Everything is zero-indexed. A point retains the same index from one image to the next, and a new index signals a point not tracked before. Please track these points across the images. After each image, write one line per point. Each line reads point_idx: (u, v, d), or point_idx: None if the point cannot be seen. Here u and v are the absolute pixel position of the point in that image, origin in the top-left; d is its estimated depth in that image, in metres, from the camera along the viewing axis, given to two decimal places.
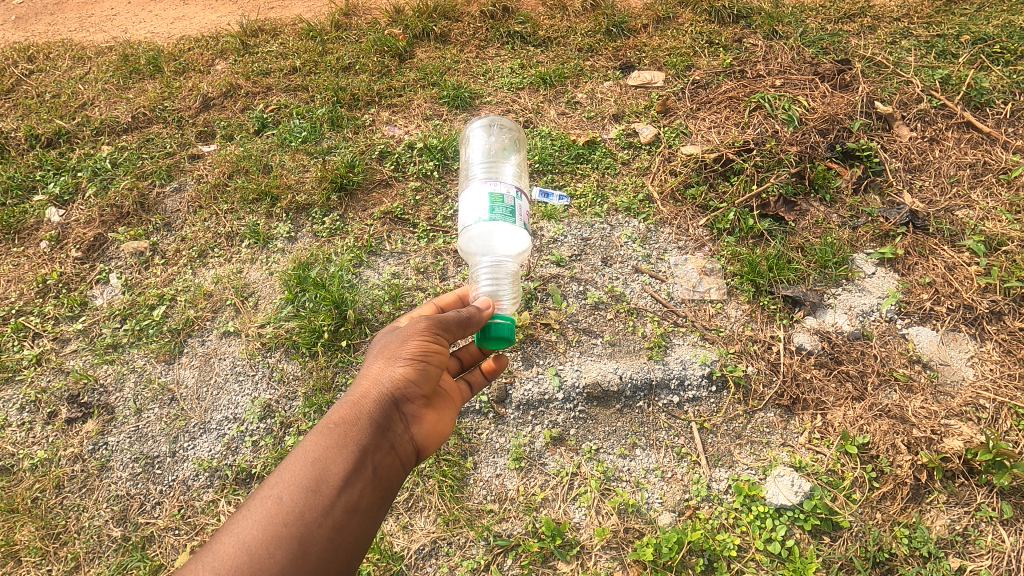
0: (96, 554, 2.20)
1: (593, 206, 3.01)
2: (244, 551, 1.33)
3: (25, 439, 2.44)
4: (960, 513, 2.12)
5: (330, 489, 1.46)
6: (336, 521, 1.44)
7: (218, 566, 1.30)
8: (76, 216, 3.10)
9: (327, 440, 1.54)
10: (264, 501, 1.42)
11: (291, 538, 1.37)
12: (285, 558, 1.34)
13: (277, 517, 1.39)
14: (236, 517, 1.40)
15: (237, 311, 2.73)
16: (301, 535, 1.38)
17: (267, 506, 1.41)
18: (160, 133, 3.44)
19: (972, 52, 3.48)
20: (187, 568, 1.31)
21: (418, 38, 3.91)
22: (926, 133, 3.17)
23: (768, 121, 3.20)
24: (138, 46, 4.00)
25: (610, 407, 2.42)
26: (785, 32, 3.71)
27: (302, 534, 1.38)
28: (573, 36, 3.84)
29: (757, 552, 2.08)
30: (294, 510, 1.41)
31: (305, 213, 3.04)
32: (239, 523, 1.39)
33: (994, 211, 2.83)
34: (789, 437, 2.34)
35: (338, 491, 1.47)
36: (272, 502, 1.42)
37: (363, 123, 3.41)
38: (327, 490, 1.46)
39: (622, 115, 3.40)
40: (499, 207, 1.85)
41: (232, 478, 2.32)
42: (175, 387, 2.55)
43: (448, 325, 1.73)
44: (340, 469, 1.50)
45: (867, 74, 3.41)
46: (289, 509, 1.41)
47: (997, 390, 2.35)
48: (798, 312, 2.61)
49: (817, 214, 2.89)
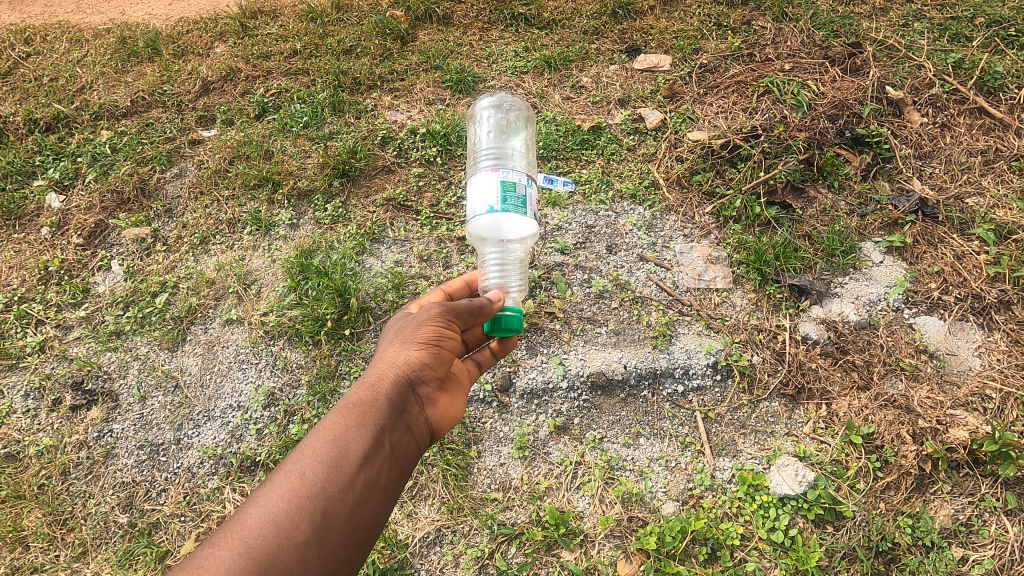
0: (103, 540, 2.21)
1: (598, 192, 2.98)
2: (269, 523, 1.32)
3: (30, 426, 2.45)
4: (964, 503, 2.12)
5: (350, 467, 1.45)
6: (356, 497, 1.43)
7: (245, 536, 1.29)
8: (77, 202, 3.08)
9: (346, 419, 1.53)
10: (287, 476, 1.41)
11: (314, 511, 1.36)
12: (309, 530, 1.34)
13: (300, 490, 1.38)
14: (259, 492, 1.39)
15: (240, 298, 2.72)
16: (323, 508, 1.37)
17: (290, 481, 1.39)
18: (160, 118, 3.40)
19: (987, 35, 3.40)
20: (211, 540, 1.29)
21: (421, 21, 3.84)
22: (937, 118, 3.12)
23: (776, 107, 3.14)
24: (135, 28, 3.94)
25: (614, 396, 2.41)
26: (795, 14, 3.63)
27: (324, 508, 1.37)
28: (577, 18, 3.77)
29: (760, 541, 2.08)
30: (317, 484, 1.40)
31: (307, 200, 3.01)
32: (263, 496, 1.37)
33: (1005, 199, 2.79)
34: (793, 427, 2.33)
35: (358, 468, 1.46)
36: (295, 477, 1.40)
37: (365, 107, 3.36)
38: (347, 467, 1.45)
39: (627, 100, 3.35)
40: (512, 197, 1.80)
41: (237, 466, 2.32)
42: (179, 375, 2.55)
43: (460, 313, 1.71)
44: (359, 446, 1.49)
45: (879, 58, 3.34)
46: (312, 483, 1.40)
47: (1004, 380, 2.33)
48: (804, 301, 2.58)
49: (826, 202, 2.86)
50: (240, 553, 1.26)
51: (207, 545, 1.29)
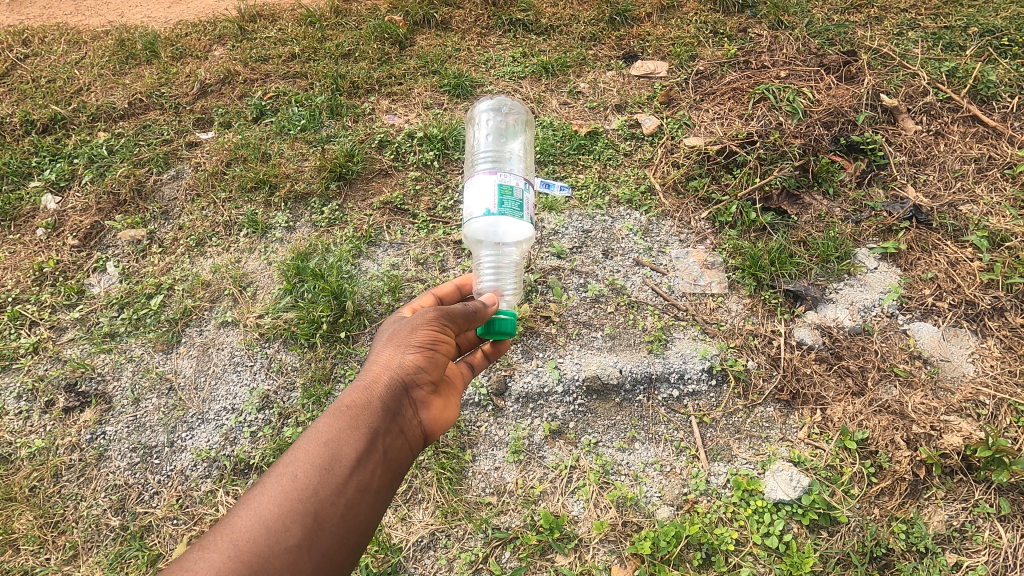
0: (94, 543, 2.19)
1: (595, 197, 3.00)
2: (261, 526, 1.31)
3: (22, 428, 2.43)
4: (958, 509, 2.12)
5: (342, 469, 1.45)
6: (348, 500, 1.43)
7: (236, 539, 1.29)
8: (73, 203, 3.07)
9: (339, 422, 1.52)
10: (279, 478, 1.40)
11: (306, 514, 1.36)
12: (301, 534, 1.33)
13: (292, 493, 1.38)
14: (251, 494, 1.38)
15: (235, 301, 2.72)
16: (316, 511, 1.37)
17: (283, 483, 1.39)
18: (158, 120, 3.41)
19: (980, 45, 3.43)
20: (203, 543, 1.29)
21: (419, 26, 3.86)
22: (932, 126, 3.14)
23: (772, 113, 3.16)
24: (134, 30, 3.95)
25: (609, 400, 2.41)
26: (791, 22, 3.66)
27: (316, 511, 1.37)
28: (575, 24, 3.79)
29: (755, 546, 2.08)
30: (309, 487, 1.39)
31: (304, 203, 3.01)
32: (255, 499, 1.37)
33: (999, 206, 2.80)
34: (788, 432, 2.33)
35: (350, 471, 1.45)
36: (287, 480, 1.40)
37: (363, 111, 3.37)
38: (339, 470, 1.44)
39: (624, 105, 3.36)
40: (509, 200, 1.80)
41: (230, 468, 2.31)
42: (173, 377, 2.54)
43: (455, 317, 1.70)
44: (352, 450, 1.48)
45: (873, 66, 3.37)
46: (304, 486, 1.39)
47: (997, 386, 2.33)
48: (799, 307, 2.59)
49: (820, 208, 2.87)
50: (231, 555, 1.26)
51: (198, 547, 1.28)
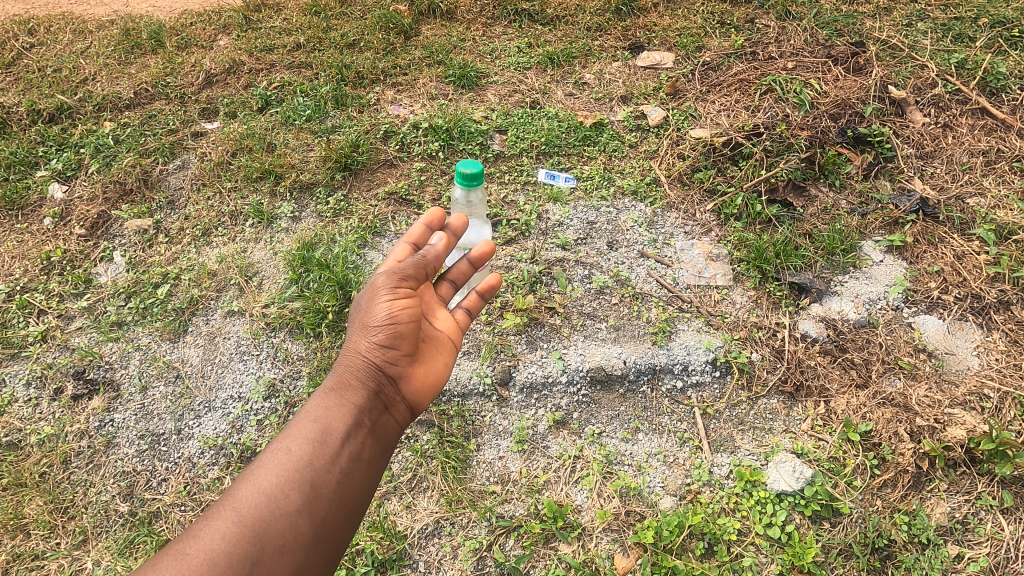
0: (102, 529, 2.21)
1: (600, 188, 2.99)
2: (262, 494, 1.46)
3: (32, 415, 2.46)
4: (960, 501, 2.12)
5: (334, 442, 1.60)
6: (342, 468, 1.57)
7: (239, 507, 1.44)
8: (80, 193, 3.09)
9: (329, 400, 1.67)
10: (275, 453, 1.55)
11: (303, 483, 1.50)
12: (301, 500, 1.48)
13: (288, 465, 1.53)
14: (251, 468, 1.53)
15: (241, 290, 2.73)
16: (312, 480, 1.51)
17: (279, 457, 1.54)
18: (163, 110, 3.41)
19: (989, 37, 3.41)
20: (210, 512, 1.44)
21: (424, 16, 3.85)
22: (939, 118, 3.12)
23: (779, 105, 3.14)
24: (140, 20, 3.96)
25: (613, 391, 2.43)
26: (798, 13, 3.65)
27: (312, 479, 1.52)
28: (581, 15, 3.79)
29: (757, 536, 2.09)
30: (304, 458, 1.54)
31: (309, 193, 3.02)
32: (256, 472, 1.51)
33: (1006, 199, 2.79)
34: (791, 424, 2.34)
35: (342, 442, 1.60)
36: (283, 454, 1.55)
37: (368, 101, 3.36)
38: (331, 442, 1.59)
39: (630, 96, 3.36)
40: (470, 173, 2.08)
41: (237, 456, 2.33)
42: (180, 365, 2.56)
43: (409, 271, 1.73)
44: (341, 424, 1.63)
45: (881, 58, 3.34)
46: (300, 458, 1.54)
47: (1002, 379, 2.32)
48: (804, 299, 2.59)
49: (826, 201, 2.87)
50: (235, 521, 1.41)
51: (205, 517, 1.43)
